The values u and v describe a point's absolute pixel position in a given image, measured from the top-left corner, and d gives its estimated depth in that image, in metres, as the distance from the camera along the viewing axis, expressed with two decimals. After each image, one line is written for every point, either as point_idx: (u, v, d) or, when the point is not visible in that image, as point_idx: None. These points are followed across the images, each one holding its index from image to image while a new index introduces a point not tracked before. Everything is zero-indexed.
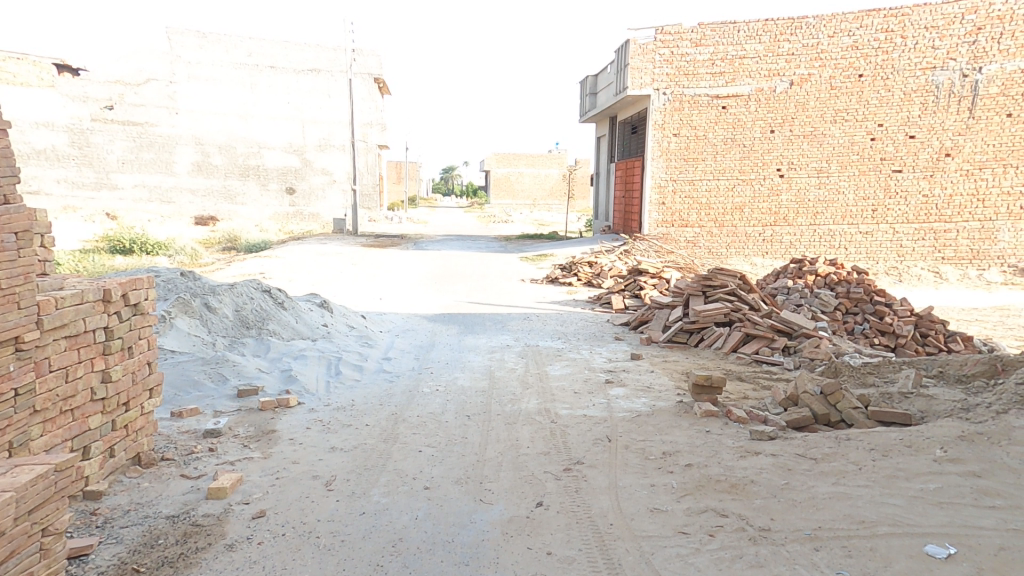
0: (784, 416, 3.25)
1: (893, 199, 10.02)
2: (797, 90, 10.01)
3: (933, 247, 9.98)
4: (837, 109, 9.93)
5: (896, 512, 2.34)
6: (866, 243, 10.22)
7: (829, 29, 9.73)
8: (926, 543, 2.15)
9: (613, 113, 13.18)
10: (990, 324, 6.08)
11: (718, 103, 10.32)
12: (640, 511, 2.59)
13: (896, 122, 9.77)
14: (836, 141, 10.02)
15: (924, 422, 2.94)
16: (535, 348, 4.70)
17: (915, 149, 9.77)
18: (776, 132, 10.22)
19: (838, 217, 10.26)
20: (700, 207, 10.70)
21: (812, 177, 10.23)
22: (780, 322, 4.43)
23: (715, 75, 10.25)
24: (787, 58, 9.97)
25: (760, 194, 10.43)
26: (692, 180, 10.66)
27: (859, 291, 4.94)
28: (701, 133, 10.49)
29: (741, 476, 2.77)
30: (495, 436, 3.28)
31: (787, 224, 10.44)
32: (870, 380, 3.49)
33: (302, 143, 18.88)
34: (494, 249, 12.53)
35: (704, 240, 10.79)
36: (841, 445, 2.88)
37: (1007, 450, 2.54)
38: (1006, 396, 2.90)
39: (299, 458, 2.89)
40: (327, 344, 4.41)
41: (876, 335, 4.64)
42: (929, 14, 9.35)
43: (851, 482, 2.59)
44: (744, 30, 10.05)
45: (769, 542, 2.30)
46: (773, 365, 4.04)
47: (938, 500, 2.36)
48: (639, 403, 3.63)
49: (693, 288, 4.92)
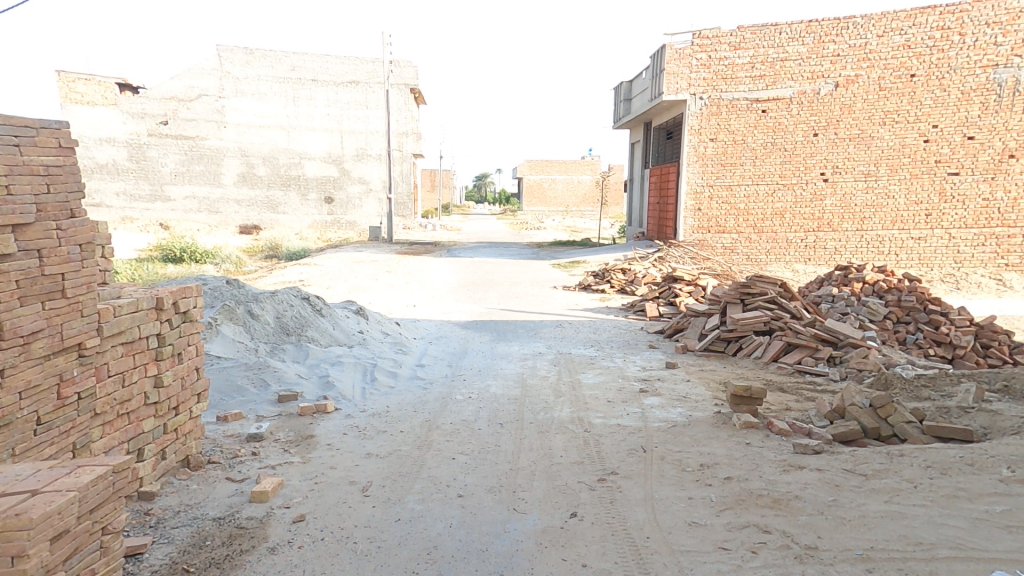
0: (831, 429, 3.11)
1: (948, 203, 9.58)
2: (843, 92, 9.68)
3: (996, 253, 9.55)
4: (887, 111, 9.57)
5: (957, 535, 2.21)
6: (919, 249, 9.79)
7: (878, 28, 9.38)
8: (990, 569, 2.02)
9: (647, 118, 13.03)
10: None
11: (757, 107, 10.08)
12: (678, 524, 2.52)
13: (953, 123, 9.35)
14: (884, 143, 9.66)
15: (987, 439, 2.76)
16: (569, 355, 4.67)
17: (974, 150, 9.33)
18: (819, 135, 9.92)
19: (887, 222, 9.87)
20: (738, 213, 10.45)
21: (859, 181, 9.86)
22: (825, 332, 4.26)
23: (754, 79, 10.02)
24: (832, 59, 9.65)
25: (803, 199, 10.14)
26: (730, 185, 10.43)
27: (911, 300, 4.72)
28: (740, 137, 10.25)
29: (785, 491, 2.67)
30: (528, 445, 3.26)
31: (832, 229, 10.10)
32: (924, 394, 3.31)
33: (341, 153, 19.37)
34: (527, 256, 12.58)
35: (742, 247, 10.53)
36: (893, 461, 2.75)
37: None
38: None
39: (336, 463, 2.93)
40: (362, 350, 4.49)
41: (931, 345, 4.43)
42: (991, 10, 8.92)
43: (905, 501, 2.46)
44: (785, 32, 9.79)
45: (816, 561, 2.21)
46: (817, 376, 3.89)
47: (1004, 524, 2.22)
48: (675, 413, 3.55)
49: (731, 296, 4.80)
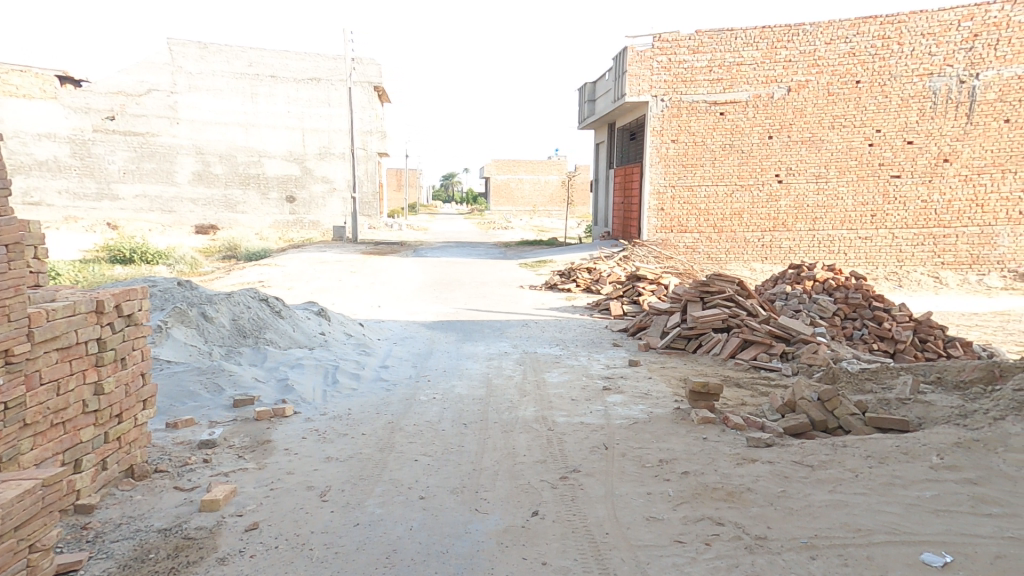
0: (782, 422, 3.21)
1: (892, 204, 9.99)
2: (795, 97, 10.03)
3: (933, 252, 10.00)
4: (834, 115, 9.94)
5: (893, 520, 2.32)
6: (866, 248, 10.18)
7: (825, 36, 9.79)
8: (921, 552, 2.14)
9: (611, 120, 13.22)
10: (991, 329, 6.08)
11: (716, 109, 10.35)
12: (637, 520, 2.57)
13: (894, 128, 9.78)
14: (834, 146, 10.03)
15: (922, 429, 2.90)
16: (534, 355, 4.70)
17: (914, 154, 9.77)
18: (774, 138, 10.23)
19: (837, 222, 10.23)
20: (698, 213, 10.68)
21: (810, 182, 10.21)
22: (778, 328, 4.40)
23: (712, 82, 10.29)
24: (784, 64, 10.00)
25: (760, 199, 10.42)
26: (691, 185, 10.63)
27: (858, 297, 4.92)
28: (699, 139, 10.51)
29: (739, 484, 2.75)
30: (492, 444, 3.26)
31: (787, 229, 10.42)
32: (868, 387, 3.46)
33: (302, 151, 18.98)
34: (493, 256, 12.58)
35: (703, 246, 10.76)
36: (838, 451, 2.86)
37: (1003, 457, 2.52)
38: (1004, 403, 2.87)
39: (294, 469, 2.88)
40: (324, 353, 4.42)
41: (875, 340, 4.62)
42: (926, 21, 9.41)
43: (848, 490, 2.57)
44: (740, 37, 10.11)
45: (765, 551, 2.28)
46: (771, 371, 4.01)
47: (935, 508, 2.34)
48: (637, 410, 3.61)
49: (691, 294, 4.92)
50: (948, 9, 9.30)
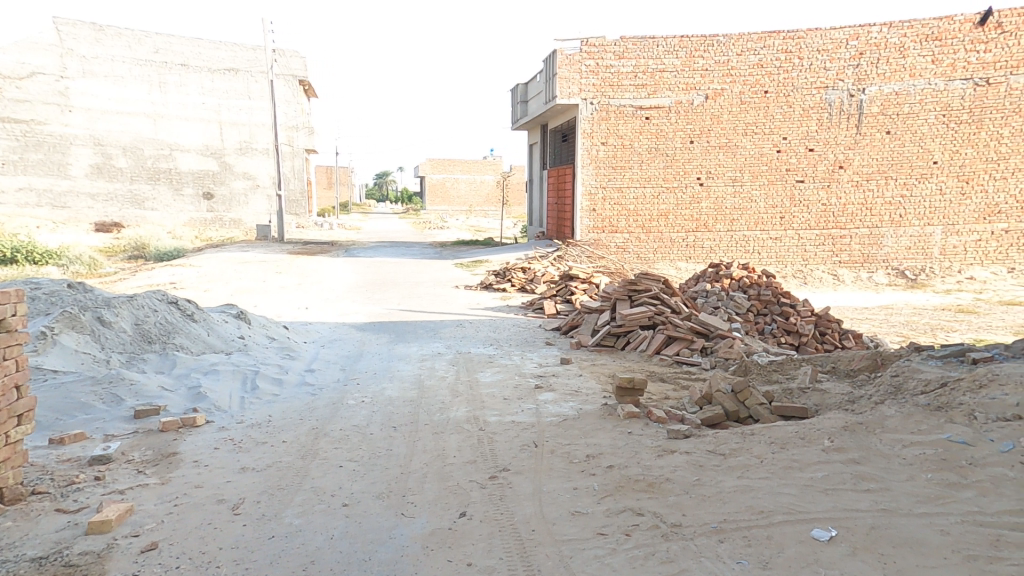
0: (700, 414, 3.37)
1: (797, 207, 10.77)
2: (712, 104, 10.60)
3: (832, 251, 10.81)
4: (747, 123, 10.59)
5: (791, 501, 2.50)
6: (776, 248, 10.91)
7: (736, 48, 10.42)
8: (812, 528, 2.31)
9: (544, 121, 13.42)
10: (879, 322, 6.71)
11: (642, 114, 10.76)
12: (562, 515, 2.61)
13: (798, 136, 10.56)
14: (747, 152, 10.69)
15: (818, 415, 3.14)
16: (467, 355, 4.69)
17: (814, 161, 10.59)
18: (694, 143, 10.77)
19: (751, 223, 10.90)
20: (628, 214, 11.09)
21: (727, 186, 10.84)
22: (699, 325, 4.63)
23: (637, 87, 10.70)
24: (701, 73, 10.55)
25: (683, 202, 10.96)
26: (620, 187, 11.06)
27: (768, 294, 5.26)
28: (627, 142, 10.90)
29: (658, 475, 2.86)
30: (422, 446, 3.22)
31: (708, 230, 11.01)
32: (774, 378, 3.70)
33: (220, 146, 18.43)
34: (428, 256, 12.47)
35: (633, 246, 11.17)
36: (746, 439, 3.04)
37: (882, 437, 2.77)
38: (884, 389, 3.16)
39: (204, 482, 2.70)
40: (243, 357, 4.20)
41: (782, 334, 4.98)
42: (820, 38, 10.20)
43: (754, 475, 2.74)
44: (662, 45, 10.56)
45: (679, 537, 2.39)
46: (692, 366, 4.22)
47: (824, 487, 2.54)
48: (567, 407, 3.69)
49: (620, 293, 5.09)
50: (839, 28, 10.16)
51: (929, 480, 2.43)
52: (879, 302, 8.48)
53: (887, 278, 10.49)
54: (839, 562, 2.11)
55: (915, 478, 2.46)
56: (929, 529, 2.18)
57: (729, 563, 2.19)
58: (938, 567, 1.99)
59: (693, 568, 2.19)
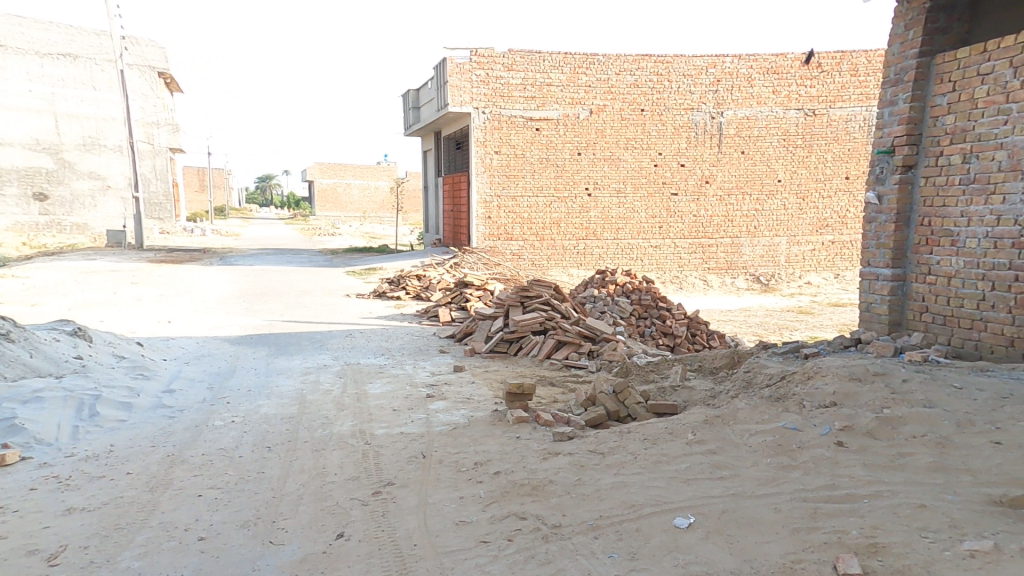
0: (584, 416, 3.51)
1: (673, 217, 11.82)
2: (596, 119, 11.32)
3: (701, 259, 12.03)
4: (628, 138, 11.43)
5: (658, 493, 2.66)
6: (655, 256, 11.91)
7: (615, 67, 11.23)
8: (674, 517, 2.47)
9: (437, 128, 13.46)
10: (739, 322, 7.60)
11: (532, 125, 11.24)
12: (446, 526, 2.57)
13: (671, 151, 11.58)
14: (628, 165, 11.54)
15: (685, 410, 3.40)
16: (356, 366, 4.53)
17: (684, 175, 11.68)
18: (582, 154, 11.43)
19: (633, 232, 11.80)
20: (522, 222, 11.53)
21: (613, 197, 11.63)
22: (587, 329, 4.90)
23: (527, 99, 11.12)
24: (585, 89, 11.21)
25: (573, 211, 11.60)
26: (514, 196, 11.45)
27: (648, 298, 5.70)
28: (519, 152, 11.31)
29: (542, 477, 2.92)
30: (299, 466, 3.02)
31: (597, 238, 11.74)
32: (651, 377, 3.97)
33: (57, 141, 17.66)
34: (319, 264, 12.01)
35: (528, 253, 11.62)
36: (623, 437, 3.21)
37: (734, 428, 3.06)
38: (738, 383, 3.51)
39: (10, 532, 2.31)
40: (80, 381, 3.71)
41: (660, 336, 5.48)
42: (685, 64, 11.32)
43: (628, 471, 2.89)
44: (547, 60, 11.09)
45: (557, 537, 2.44)
46: (579, 369, 4.42)
47: (686, 478, 2.75)
48: (458, 415, 3.67)
49: (513, 299, 5.19)
50: (699, 56, 11.33)
51: (768, 464, 2.72)
52: (730, 305, 9.54)
53: (746, 284, 11.85)
54: (694, 546, 2.27)
55: (758, 463, 2.74)
56: (766, 508, 2.42)
57: (601, 558, 2.27)
58: (771, 542, 2.21)
59: (568, 567, 2.24)
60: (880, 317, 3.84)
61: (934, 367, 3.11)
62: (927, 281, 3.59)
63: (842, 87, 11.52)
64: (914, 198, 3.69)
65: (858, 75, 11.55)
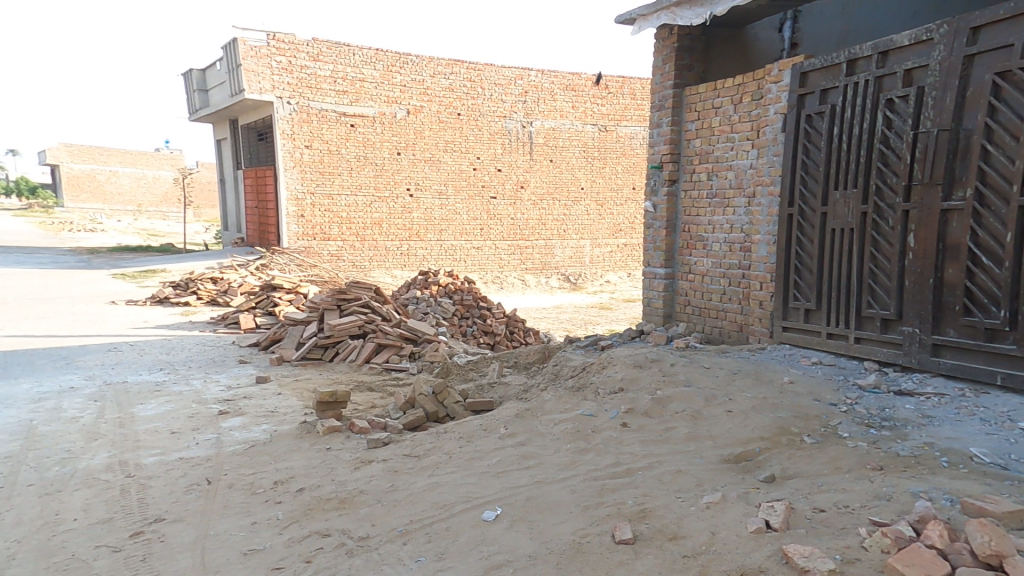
0: (402, 420, 3.44)
1: (493, 219, 12.79)
2: (413, 120, 11.69)
3: (519, 260, 13.23)
4: (446, 141, 12.09)
5: (470, 489, 2.68)
6: (477, 256, 12.76)
7: (429, 69, 11.69)
8: (483, 511, 2.49)
9: (230, 116, 12.38)
10: (551, 319, 8.61)
11: (346, 121, 11.11)
12: (231, 560, 2.23)
13: (488, 156, 12.53)
14: (449, 167, 12.20)
15: (500, 405, 3.54)
16: (121, 387, 3.94)
17: (501, 179, 12.76)
18: (402, 155, 11.70)
19: (456, 233, 12.47)
20: (340, 221, 11.31)
21: (435, 198, 12.15)
22: (409, 331, 4.98)
23: (338, 93, 10.96)
24: (401, 88, 11.49)
25: (395, 211, 11.76)
26: (330, 194, 11.17)
27: (469, 299, 6.10)
28: (333, 147, 11.09)
29: (352, 488, 2.73)
30: (19, 520, 2.39)
31: (420, 239, 12.10)
32: (471, 376, 4.10)
33: None
34: (66, 272, 10.03)
35: (348, 254, 11.45)
36: (440, 438, 3.21)
37: (540, 419, 3.27)
38: (547, 377, 3.79)
39: None
40: None
41: (482, 335, 5.86)
42: (495, 73, 12.30)
43: (443, 470, 2.86)
44: (357, 55, 11.07)
45: (363, 550, 2.29)
46: (399, 371, 4.47)
47: (496, 471, 2.81)
48: (258, 431, 3.34)
49: (328, 303, 5.06)
50: (507, 67, 12.40)
51: (568, 450, 2.92)
52: (529, 303, 10.59)
53: (557, 283, 13.23)
54: (499, 537, 2.29)
55: (560, 449, 2.94)
56: (563, 490, 2.57)
57: (406, 564, 2.18)
58: (564, 521, 2.34)
59: None
60: (656, 310, 4.42)
61: (693, 352, 3.70)
62: (689, 278, 4.23)
63: (624, 109, 13.66)
64: (677, 208, 4.29)
65: (637, 99, 13.78)
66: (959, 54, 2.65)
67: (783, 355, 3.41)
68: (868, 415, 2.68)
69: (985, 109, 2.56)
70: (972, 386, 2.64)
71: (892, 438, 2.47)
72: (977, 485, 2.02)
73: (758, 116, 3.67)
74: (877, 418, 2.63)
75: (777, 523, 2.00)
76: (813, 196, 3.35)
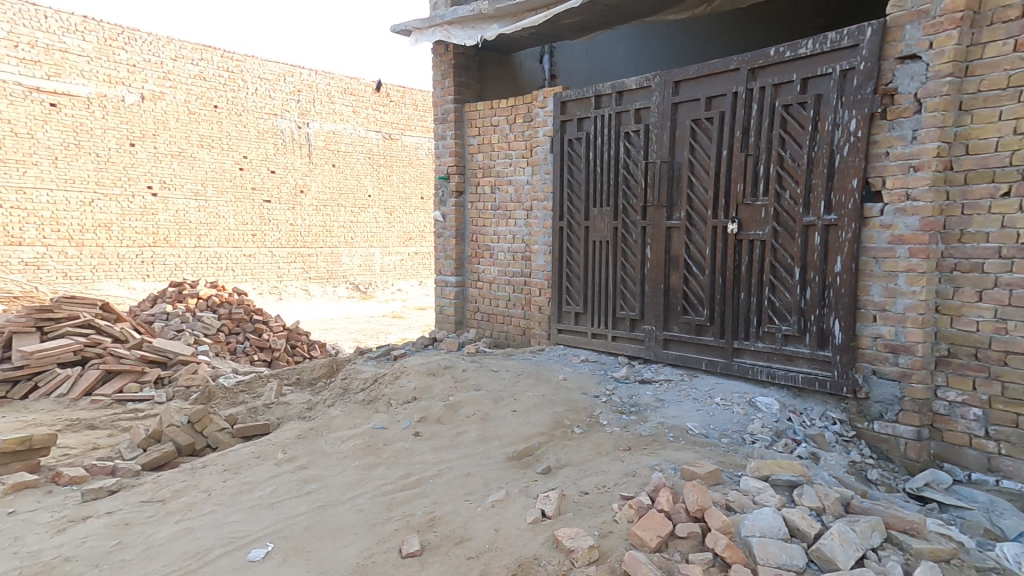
0: (145, 458, 3.02)
1: (267, 225, 11.70)
2: (151, 106, 10.03)
3: (302, 267, 12.37)
4: (201, 135, 10.68)
5: (233, 528, 2.32)
6: (250, 265, 11.50)
7: (169, 52, 10.21)
8: (249, 551, 2.15)
9: None
10: (339, 330, 8.67)
11: (40, 98, 8.82)
12: None
13: (258, 156, 11.51)
14: (206, 165, 10.76)
15: (276, 428, 3.32)
16: None
17: (276, 182, 11.84)
18: (137, 146, 9.90)
19: (220, 239, 11.04)
20: (41, 222, 8.84)
21: (189, 199, 10.57)
22: (153, 353, 4.76)
23: (25, 62, 8.67)
24: (128, 68, 9.74)
25: (131, 211, 9.83)
26: (20, 187, 8.65)
27: (239, 313, 6.11)
28: (23, 129, 8.72)
29: (55, 558, 2.13)
30: None
31: (169, 245, 10.32)
32: (240, 399, 3.89)
33: None
34: None
35: (53, 262, 8.96)
36: (195, 475, 2.81)
37: (325, 437, 3.10)
38: (333, 393, 3.68)
39: None
40: None
41: (255, 351, 5.95)
42: (259, 67, 11.38)
43: (197, 513, 2.45)
44: (52, 18, 8.91)
45: None
46: (140, 401, 4.16)
47: (269, 502, 2.50)
48: None
49: (23, 325, 4.51)
50: (274, 62, 11.60)
51: (356, 466, 2.76)
52: (317, 315, 10.22)
53: (346, 292, 12.83)
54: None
55: (347, 467, 2.77)
56: (349, 511, 2.39)
57: None
58: (346, 545, 2.15)
59: None
60: (448, 317, 4.54)
61: (483, 356, 3.90)
62: (478, 286, 4.40)
63: (407, 120, 13.89)
64: (465, 219, 4.44)
65: (419, 110, 14.16)
66: (669, 100, 3.16)
67: (558, 355, 3.77)
68: (622, 402, 3.07)
69: (688, 148, 3.11)
70: (689, 372, 3.22)
71: (637, 421, 2.87)
72: (694, 452, 2.48)
73: (530, 137, 3.95)
74: (628, 405, 3.03)
75: (550, 512, 2.14)
76: (578, 212, 3.69)
